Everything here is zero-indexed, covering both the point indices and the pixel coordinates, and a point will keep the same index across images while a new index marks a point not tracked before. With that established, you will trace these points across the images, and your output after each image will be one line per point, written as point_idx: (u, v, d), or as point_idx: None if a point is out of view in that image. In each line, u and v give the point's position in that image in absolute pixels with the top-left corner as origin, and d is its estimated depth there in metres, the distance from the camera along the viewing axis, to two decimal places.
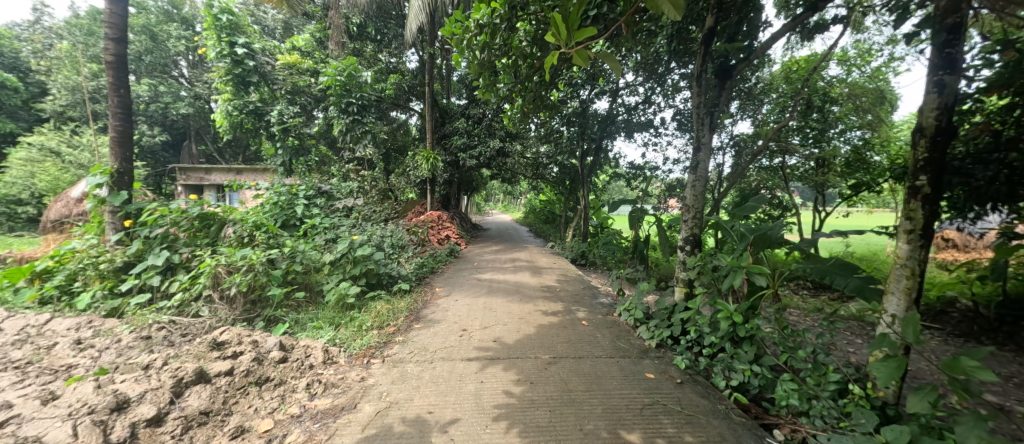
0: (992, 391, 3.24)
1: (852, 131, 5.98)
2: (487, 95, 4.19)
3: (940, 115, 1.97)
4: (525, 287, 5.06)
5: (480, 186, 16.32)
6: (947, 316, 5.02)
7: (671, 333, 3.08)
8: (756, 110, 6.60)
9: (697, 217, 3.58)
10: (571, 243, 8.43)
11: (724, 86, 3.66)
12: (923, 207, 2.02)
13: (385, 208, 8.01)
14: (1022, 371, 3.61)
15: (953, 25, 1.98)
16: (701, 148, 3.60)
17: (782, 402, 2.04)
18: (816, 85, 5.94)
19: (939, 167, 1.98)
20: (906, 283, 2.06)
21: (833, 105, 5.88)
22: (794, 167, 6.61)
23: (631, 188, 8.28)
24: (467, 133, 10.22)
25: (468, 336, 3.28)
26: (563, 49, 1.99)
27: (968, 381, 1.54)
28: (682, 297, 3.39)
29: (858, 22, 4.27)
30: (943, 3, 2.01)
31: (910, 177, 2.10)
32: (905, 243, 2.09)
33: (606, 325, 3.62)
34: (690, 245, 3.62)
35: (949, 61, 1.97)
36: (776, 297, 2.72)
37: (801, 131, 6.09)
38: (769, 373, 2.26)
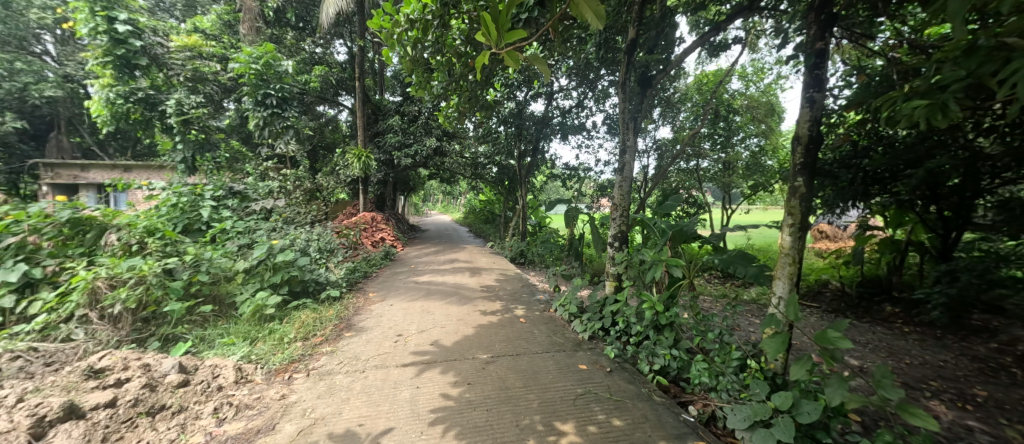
0: (854, 355, 3.92)
1: (751, 138, 6.85)
2: (421, 92, 4.12)
3: (812, 126, 2.34)
4: (464, 289, 5.01)
5: (419, 187, 15.87)
6: (822, 295, 5.98)
7: (602, 324, 3.26)
8: (674, 118, 7.17)
9: (625, 215, 3.84)
10: (510, 242, 8.54)
11: (646, 94, 3.96)
12: (800, 203, 2.37)
13: (311, 210, 7.42)
14: (873, 338, 4.42)
15: (818, 50, 2.35)
16: (626, 151, 3.84)
17: (695, 381, 2.27)
18: (722, 97, 6.69)
19: (812, 171, 2.35)
20: (789, 269, 2.40)
21: (736, 115, 6.70)
22: (707, 169, 7.38)
23: (567, 188, 8.63)
24: (402, 131, 9.87)
25: (404, 341, 3.16)
26: (495, 49, 1.95)
27: (834, 350, 1.84)
28: (612, 290, 3.62)
29: (754, 44, 4.89)
30: (813, 31, 2.37)
31: (791, 179, 2.46)
32: (788, 235, 2.43)
33: (543, 321, 3.73)
34: (618, 241, 3.86)
35: (816, 80, 2.33)
36: (692, 286, 3.01)
37: (711, 137, 6.84)
38: (685, 355, 2.50)
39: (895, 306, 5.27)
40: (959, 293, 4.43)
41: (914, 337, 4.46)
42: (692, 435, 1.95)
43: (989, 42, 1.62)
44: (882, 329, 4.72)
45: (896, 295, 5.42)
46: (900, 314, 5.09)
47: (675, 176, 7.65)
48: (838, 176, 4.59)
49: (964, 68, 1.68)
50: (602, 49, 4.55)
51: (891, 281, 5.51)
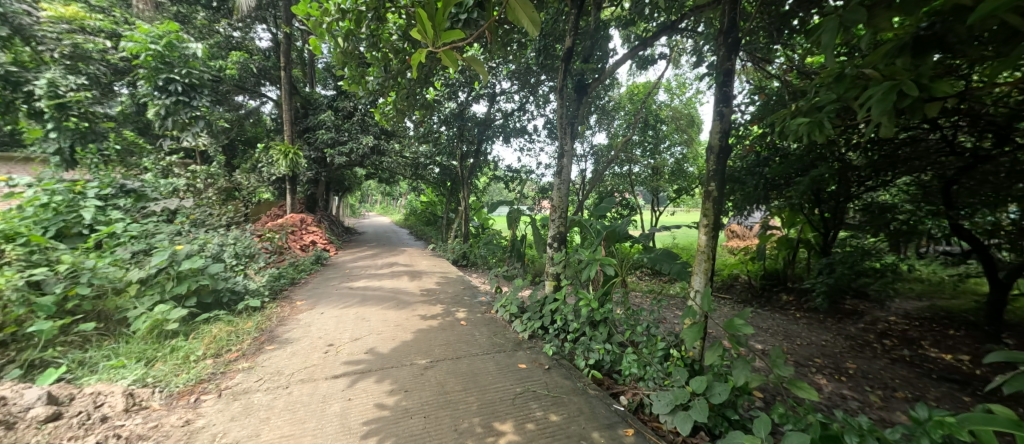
0: (758, 339, 4.47)
1: (675, 146, 7.48)
2: (355, 87, 3.90)
3: (721, 137, 2.63)
4: (403, 293, 4.83)
5: (355, 187, 15.02)
6: (733, 288, 6.73)
7: (542, 323, 3.34)
8: (608, 124, 7.57)
9: (563, 217, 3.98)
10: (452, 244, 8.41)
11: (582, 100, 4.15)
12: (713, 206, 2.65)
13: (227, 211, 6.66)
14: (773, 323, 5.07)
15: (725, 69, 2.63)
16: (564, 155, 3.98)
17: (626, 372, 2.43)
18: (651, 108, 7.24)
19: (721, 177, 2.64)
20: (705, 265, 2.66)
21: (663, 124, 7.28)
22: (638, 174, 7.92)
23: (509, 190, 8.73)
24: (335, 127, 9.28)
25: (335, 351, 2.96)
26: (431, 47, 1.90)
27: (740, 336, 2.08)
28: (551, 289, 3.73)
29: (677, 60, 5.36)
30: (722, 52, 2.66)
31: (706, 184, 2.73)
32: (705, 235, 2.70)
33: (484, 323, 3.74)
34: (557, 241, 3.99)
35: (724, 96, 2.62)
36: (623, 283, 3.21)
37: (642, 144, 7.36)
38: (617, 348, 2.66)
39: (790, 295, 6.10)
40: (836, 281, 5.27)
41: (803, 321, 5.20)
42: (621, 423, 2.07)
43: (851, 71, 1.93)
44: (779, 316, 5.44)
45: (790, 285, 6.28)
46: (793, 302, 5.91)
47: (610, 180, 8.09)
48: (745, 182, 5.23)
49: (835, 91, 1.98)
50: (542, 55, 4.69)
51: (786, 273, 6.37)
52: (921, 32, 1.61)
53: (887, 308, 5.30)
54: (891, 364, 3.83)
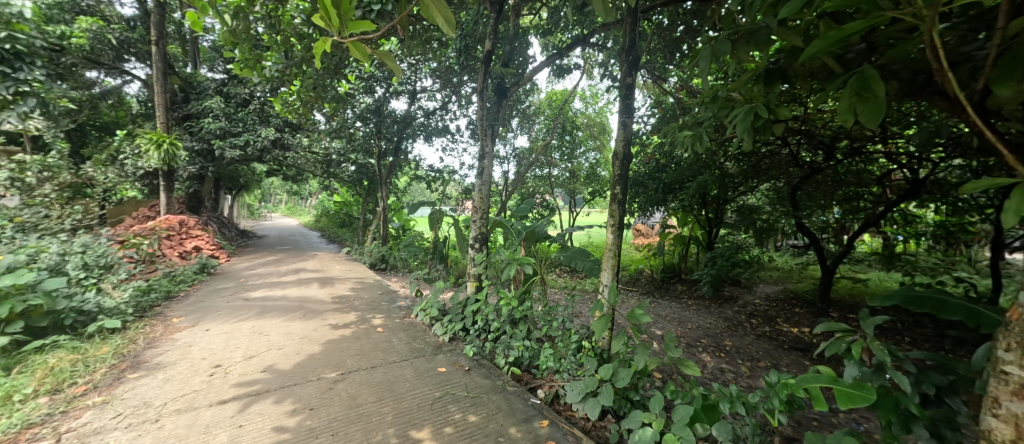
0: (658, 325, 5.05)
1: (589, 152, 8.05)
2: (248, 72, 3.46)
3: (624, 145, 2.89)
4: (310, 302, 4.40)
5: (253, 184, 13.31)
6: (639, 280, 7.49)
7: (463, 325, 3.33)
8: (529, 128, 7.81)
9: (484, 218, 4.01)
10: (370, 247, 7.94)
11: (502, 103, 4.21)
12: (618, 207, 2.91)
13: (74, 211, 5.40)
14: (670, 311, 5.75)
15: (627, 83, 2.90)
16: (485, 157, 4.01)
17: (543, 366, 2.53)
18: (568, 115, 7.68)
19: (625, 181, 2.91)
20: (612, 261, 2.90)
21: (578, 131, 7.77)
22: (557, 177, 8.34)
23: (432, 190, 8.52)
24: (226, 115, 8.12)
25: (224, 372, 2.59)
26: (336, 36, 1.74)
27: (640, 324, 2.31)
28: (473, 291, 3.73)
29: (590, 71, 5.76)
30: (625, 68, 2.92)
31: (612, 187, 2.98)
32: (612, 233, 2.94)
33: (402, 328, 3.59)
34: (479, 242, 4.00)
35: (627, 108, 2.89)
36: (542, 281, 3.35)
37: (560, 149, 7.76)
38: (535, 344, 2.77)
39: (683, 285, 6.99)
40: (717, 272, 6.17)
41: (693, 307, 6.00)
42: (537, 415, 2.16)
43: (723, 93, 2.26)
44: (675, 304, 6.17)
45: (684, 276, 7.20)
46: (686, 291, 6.78)
47: (531, 182, 8.37)
48: (647, 186, 6.11)
49: (712, 109, 2.30)
50: (462, 56, 4.67)
51: (681, 267, 7.26)
52: (771, 66, 1.94)
53: (754, 292, 6.37)
54: (756, 339, 4.61)
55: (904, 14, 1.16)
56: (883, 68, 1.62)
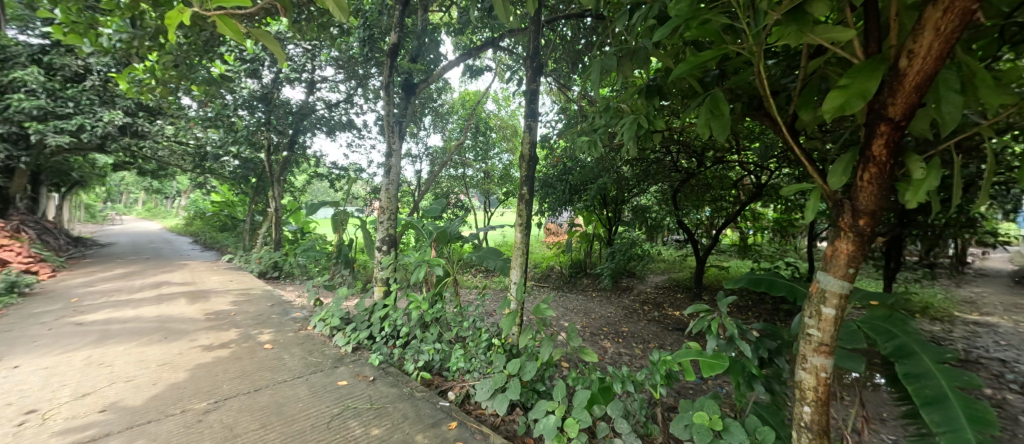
0: (566, 317, 5.39)
1: (503, 154, 8.24)
2: (77, 38, 2.76)
3: (530, 147, 3.03)
4: (176, 321, 3.69)
5: (94, 180, 10.70)
6: (549, 277, 7.91)
7: (369, 333, 3.13)
8: (441, 126, 7.62)
9: (392, 218, 3.82)
10: (259, 254, 6.98)
11: (410, 100, 4.04)
12: (525, 207, 3.04)
13: None
14: (576, 304, 6.18)
15: (531, 89, 3.04)
16: (392, 155, 3.81)
17: (454, 368, 2.51)
18: (481, 115, 7.74)
19: (531, 181, 3.05)
20: (520, 259, 3.01)
21: (491, 132, 7.88)
22: (472, 177, 8.40)
23: (335, 189, 7.84)
24: (48, 91, 6.37)
25: (40, 419, 2.03)
26: (197, 9, 1.48)
27: (546, 318, 2.43)
28: (381, 296, 3.54)
29: (501, 74, 5.87)
30: (529, 74, 3.06)
31: (520, 187, 3.09)
32: (520, 232, 3.05)
33: (297, 342, 3.24)
34: (387, 244, 3.78)
35: (531, 112, 3.02)
36: (454, 282, 3.32)
37: (473, 149, 7.76)
38: (446, 346, 2.73)
39: (588, 279, 7.58)
40: (616, 265, 6.83)
41: (596, 298, 6.54)
42: (445, 418, 2.13)
43: (613, 104, 2.50)
44: (581, 297, 6.67)
45: (588, 271, 7.81)
46: (590, 284, 7.37)
47: (444, 182, 8.23)
48: (555, 187, 6.66)
49: (605, 118, 2.53)
50: (366, 46, 4.35)
51: (586, 262, 7.87)
52: (650, 83, 2.20)
53: (646, 282, 7.20)
54: (647, 323, 5.22)
55: (740, 50, 1.42)
56: (730, 92, 1.95)
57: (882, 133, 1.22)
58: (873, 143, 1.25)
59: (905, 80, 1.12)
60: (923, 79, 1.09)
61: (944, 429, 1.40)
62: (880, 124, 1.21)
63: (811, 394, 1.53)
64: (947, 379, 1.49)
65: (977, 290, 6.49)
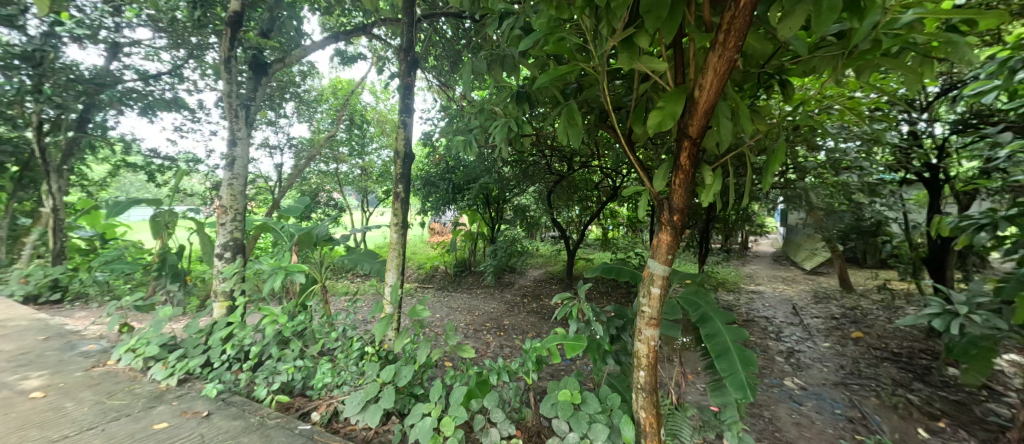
0: (451, 317, 5.40)
1: (383, 149, 7.83)
2: None
3: (405, 144, 2.95)
4: None
5: None
6: (434, 277, 7.80)
7: (205, 358, 2.58)
8: (310, 116, 6.29)
9: (238, 220, 3.19)
10: (26, 270, 5.07)
11: (261, 81, 3.40)
12: (401, 206, 2.94)
13: None
14: (461, 302, 6.23)
15: (405, 84, 2.94)
16: (237, 143, 3.19)
17: (318, 385, 2.25)
18: (356, 106, 6.85)
19: (406, 179, 2.96)
20: (396, 261, 2.89)
21: (369, 126, 7.29)
22: (346, 173, 7.71)
23: (157, 184, 6.20)
24: None
25: None
26: None
27: (423, 320, 2.37)
28: (223, 313, 2.95)
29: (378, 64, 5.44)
30: (403, 68, 2.96)
31: (395, 185, 2.97)
32: (395, 233, 2.92)
33: (91, 383, 2.47)
34: (231, 251, 3.14)
35: (406, 107, 2.93)
36: (323, 290, 2.98)
37: (348, 143, 7.05)
38: (310, 362, 2.44)
39: (472, 277, 7.73)
40: (498, 262, 7.11)
41: (480, 295, 6.72)
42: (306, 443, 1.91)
43: (487, 107, 2.60)
44: (466, 295, 6.76)
45: (473, 269, 7.95)
46: (474, 282, 7.53)
47: (312, 177, 7.29)
48: (438, 186, 6.65)
49: (480, 119, 2.59)
50: (197, 9, 3.51)
51: (470, 260, 7.99)
52: (520, 89, 2.34)
53: (525, 277, 7.70)
54: (526, 315, 5.58)
55: (588, 68, 1.63)
56: (584, 103, 2.22)
57: (685, 148, 1.56)
58: (680, 155, 1.58)
59: (698, 108, 1.44)
60: (707, 108, 1.42)
61: (727, 373, 1.86)
62: (684, 140, 1.54)
63: (643, 361, 1.85)
64: (729, 335, 1.99)
65: (754, 267, 8.83)
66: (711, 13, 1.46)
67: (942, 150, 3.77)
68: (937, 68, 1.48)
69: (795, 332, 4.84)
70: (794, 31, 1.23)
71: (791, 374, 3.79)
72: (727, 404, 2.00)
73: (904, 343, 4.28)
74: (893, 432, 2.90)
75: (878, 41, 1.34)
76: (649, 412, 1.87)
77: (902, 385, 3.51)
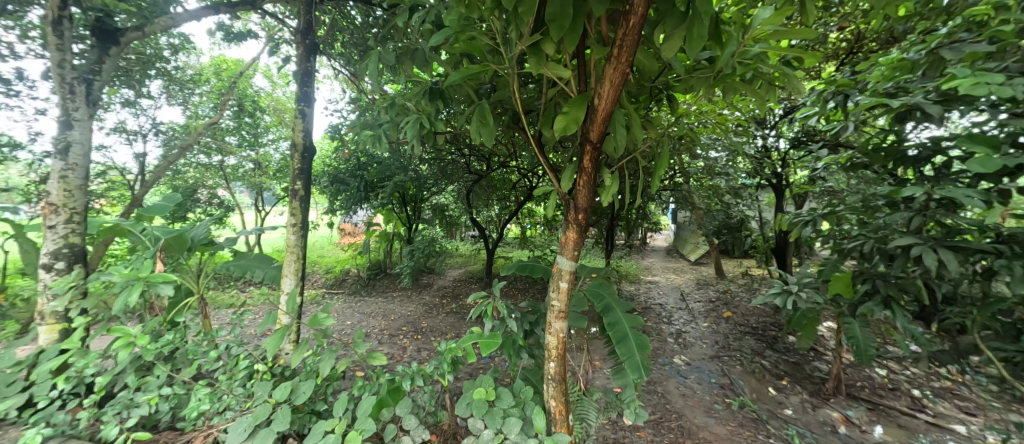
0: (363, 324, 5.08)
1: (281, 141, 7.04)
2: None
3: (304, 137, 2.68)
4: None
5: None
6: (345, 281, 7.23)
7: (24, 399, 2.02)
8: (185, 99, 5.09)
9: (77, 222, 2.54)
10: None
11: (109, 52, 2.67)
12: (301, 205, 2.66)
13: None
14: (375, 307, 5.89)
15: (304, 70, 2.69)
16: (73, 126, 2.49)
17: (191, 415, 1.89)
18: (245, 91, 5.89)
19: (306, 175, 2.70)
20: (294, 266, 2.62)
21: (264, 114, 6.41)
22: (235, 167, 6.77)
23: None
24: None
25: None
26: None
27: (326, 329, 2.17)
28: (54, 339, 2.34)
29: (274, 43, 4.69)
30: (301, 51, 2.70)
31: (291, 182, 2.68)
32: (293, 235, 2.64)
33: None
34: (64, 259, 2.48)
35: (305, 96, 2.67)
36: (201, 302, 2.57)
37: (237, 132, 6.11)
38: (182, 389, 2.07)
39: (388, 280, 7.36)
40: (416, 264, 6.86)
41: (397, 298, 6.42)
42: None
43: (399, 100, 2.47)
44: (380, 299, 6.40)
45: (388, 271, 7.56)
46: (390, 284, 7.17)
47: (188, 171, 6.14)
48: (348, 184, 6.20)
49: (390, 114, 2.46)
50: None
51: (385, 262, 7.59)
52: (433, 85, 2.28)
53: (444, 277, 7.57)
54: (445, 316, 5.49)
55: (499, 70, 1.65)
56: (497, 103, 2.25)
57: (588, 152, 1.69)
58: (583, 158, 1.71)
59: (597, 115, 1.57)
60: (605, 115, 1.55)
61: (626, 357, 2.06)
62: (586, 144, 1.67)
63: (553, 352, 1.95)
64: (627, 322, 2.20)
65: (651, 259, 9.95)
66: (608, 28, 1.59)
67: (785, 162, 4.66)
68: (777, 95, 1.83)
69: (682, 315, 5.57)
70: (673, 52, 1.41)
71: (679, 352, 4.35)
72: (626, 384, 2.22)
73: (760, 319, 5.21)
74: (752, 392, 3.51)
75: (737, 67, 1.60)
76: (559, 400, 1.98)
77: (758, 353, 4.28)
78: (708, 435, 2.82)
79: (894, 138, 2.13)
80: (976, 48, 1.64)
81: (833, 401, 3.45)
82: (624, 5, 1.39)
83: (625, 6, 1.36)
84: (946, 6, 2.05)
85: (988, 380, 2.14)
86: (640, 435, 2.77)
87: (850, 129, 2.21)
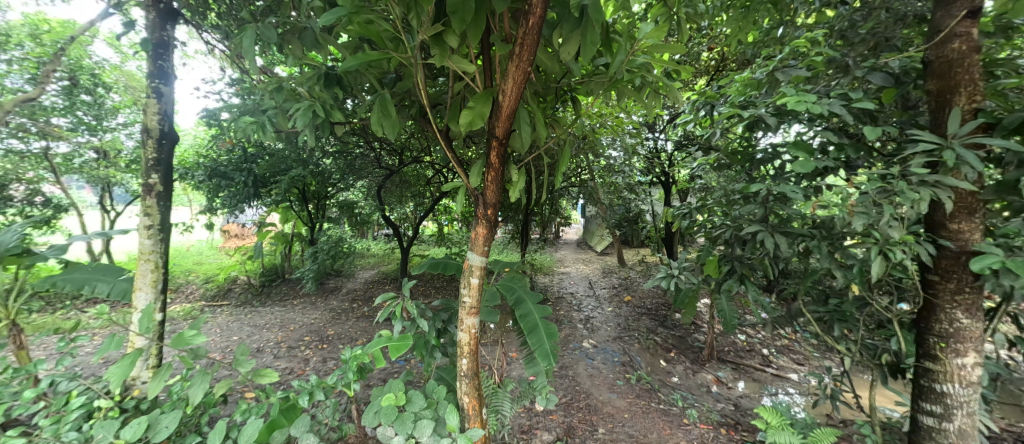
0: (255, 338, 4.50)
1: (134, 126, 5.82)
2: None
3: (161, 120, 2.23)
4: None
5: None
6: (231, 291, 6.28)
7: None
8: None
9: None
10: None
11: None
12: (158, 202, 2.22)
13: None
14: (271, 318, 5.23)
15: (158, 39, 2.25)
16: None
17: None
18: (78, 60, 4.63)
19: (166, 167, 2.27)
20: (152, 276, 2.20)
21: (110, 92, 5.18)
22: (67, 154, 5.41)
23: None
24: None
25: None
26: None
27: (199, 348, 1.84)
28: None
29: None
30: (152, 17, 2.24)
31: (143, 176, 2.22)
32: (146, 239, 2.19)
33: None
34: None
35: (160, 72, 2.24)
36: (11, 329, 1.98)
37: (70, 114, 4.83)
38: None
39: (287, 286, 6.59)
40: (320, 266, 6.25)
41: (298, 306, 5.79)
42: None
43: (288, 84, 2.19)
44: (278, 308, 5.72)
45: (287, 277, 6.78)
46: (289, 291, 6.43)
47: None
48: (232, 178, 5.38)
49: (277, 98, 2.17)
50: None
51: (283, 267, 6.79)
52: (329, 71, 2.06)
53: (354, 278, 7.05)
54: (356, 320, 5.11)
55: (401, 59, 1.55)
56: (403, 95, 2.12)
57: (495, 147, 1.70)
58: (491, 154, 1.71)
59: (503, 112, 1.59)
60: (510, 111, 1.57)
61: (536, 345, 2.14)
62: (493, 140, 1.68)
63: (466, 348, 1.94)
64: (537, 313, 2.29)
65: (562, 252, 10.57)
66: (512, 27, 1.63)
67: (671, 162, 5.31)
68: (662, 103, 2.04)
69: (590, 302, 6.03)
70: (571, 55, 1.48)
71: (587, 336, 4.70)
72: (538, 372, 2.30)
73: (653, 300, 5.92)
74: (647, 366, 3.96)
75: (627, 74, 1.75)
76: (472, 396, 1.97)
77: (652, 330, 4.84)
78: (611, 409, 3.10)
79: (748, 144, 2.56)
80: (799, 73, 2.05)
81: (708, 365, 4.09)
82: (524, 4, 1.42)
83: (526, 6, 1.39)
84: (780, 37, 2.54)
85: (810, 336, 2.72)
86: (552, 417, 2.93)
87: (716, 136, 2.58)
